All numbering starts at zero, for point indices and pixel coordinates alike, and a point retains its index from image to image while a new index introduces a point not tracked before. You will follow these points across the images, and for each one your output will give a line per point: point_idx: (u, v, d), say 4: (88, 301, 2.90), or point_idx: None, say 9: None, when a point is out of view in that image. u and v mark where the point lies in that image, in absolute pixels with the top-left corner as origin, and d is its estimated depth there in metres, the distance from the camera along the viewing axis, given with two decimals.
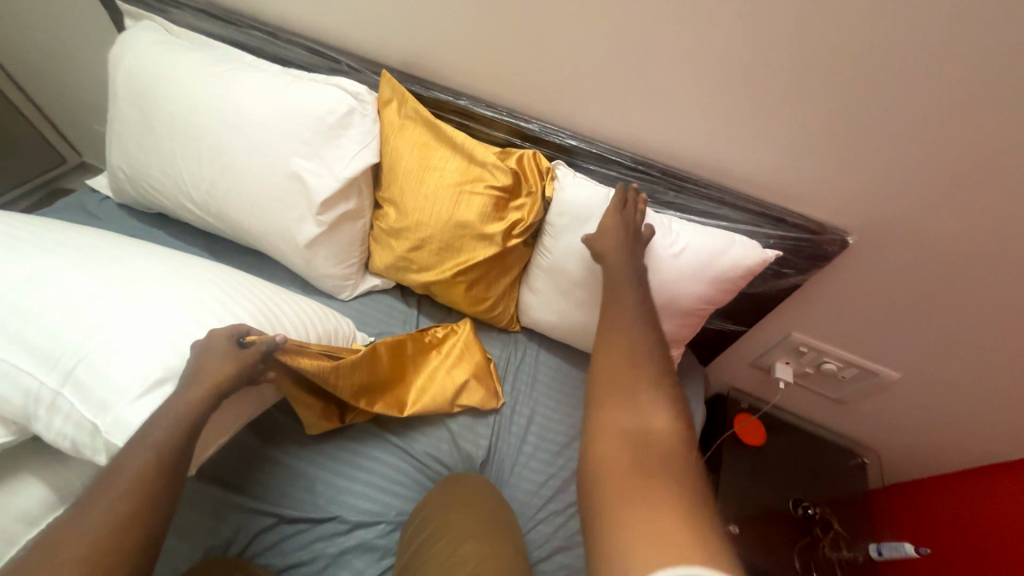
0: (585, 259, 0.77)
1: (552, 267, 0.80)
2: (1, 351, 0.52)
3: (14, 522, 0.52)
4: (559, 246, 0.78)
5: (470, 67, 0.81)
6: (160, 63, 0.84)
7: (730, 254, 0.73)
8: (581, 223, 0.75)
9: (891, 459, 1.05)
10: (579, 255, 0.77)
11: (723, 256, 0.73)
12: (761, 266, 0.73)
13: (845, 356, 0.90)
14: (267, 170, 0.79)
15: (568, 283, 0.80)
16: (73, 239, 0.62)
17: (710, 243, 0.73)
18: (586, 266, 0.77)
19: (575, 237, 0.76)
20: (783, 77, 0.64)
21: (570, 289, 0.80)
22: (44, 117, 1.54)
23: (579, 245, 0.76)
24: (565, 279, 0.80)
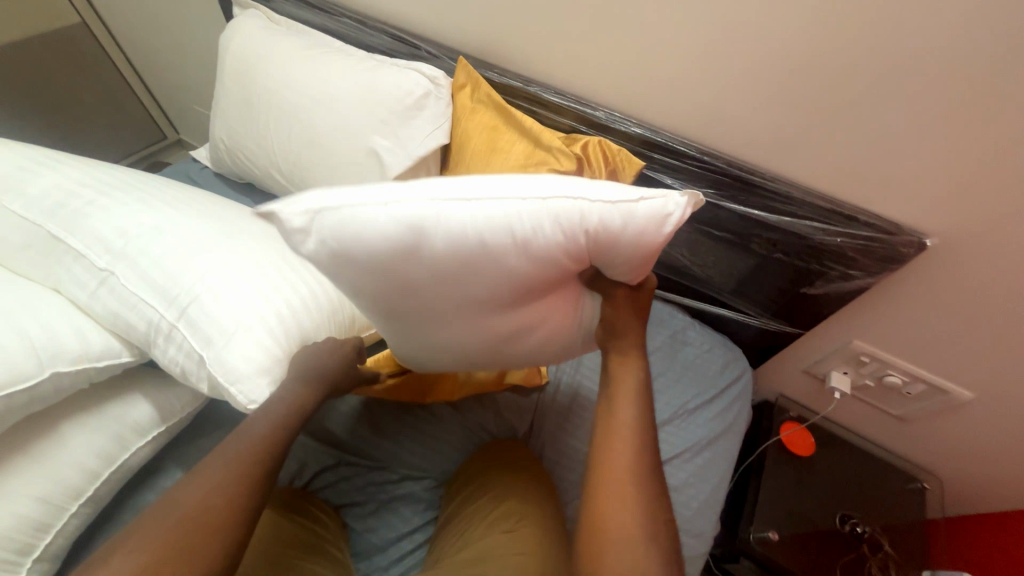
0: (503, 271, 0.45)
1: (494, 236, 0.42)
2: (130, 282, 0.60)
3: (129, 431, 0.61)
4: (556, 226, 0.43)
5: (542, 54, 0.84)
6: (263, 46, 0.93)
7: None
8: (609, 241, 0.45)
9: (956, 487, 0.97)
10: (510, 260, 0.44)
11: None
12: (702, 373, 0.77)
13: (912, 370, 0.85)
14: (346, 145, 0.86)
15: (443, 271, 0.44)
16: (189, 196, 0.71)
17: None
18: (488, 286, 0.46)
19: (564, 241, 0.44)
20: (868, 68, 0.61)
21: (423, 288, 0.45)
22: (152, 97, 1.74)
23: (529, 258, 0.44)
24: (467, 261, 0.43)
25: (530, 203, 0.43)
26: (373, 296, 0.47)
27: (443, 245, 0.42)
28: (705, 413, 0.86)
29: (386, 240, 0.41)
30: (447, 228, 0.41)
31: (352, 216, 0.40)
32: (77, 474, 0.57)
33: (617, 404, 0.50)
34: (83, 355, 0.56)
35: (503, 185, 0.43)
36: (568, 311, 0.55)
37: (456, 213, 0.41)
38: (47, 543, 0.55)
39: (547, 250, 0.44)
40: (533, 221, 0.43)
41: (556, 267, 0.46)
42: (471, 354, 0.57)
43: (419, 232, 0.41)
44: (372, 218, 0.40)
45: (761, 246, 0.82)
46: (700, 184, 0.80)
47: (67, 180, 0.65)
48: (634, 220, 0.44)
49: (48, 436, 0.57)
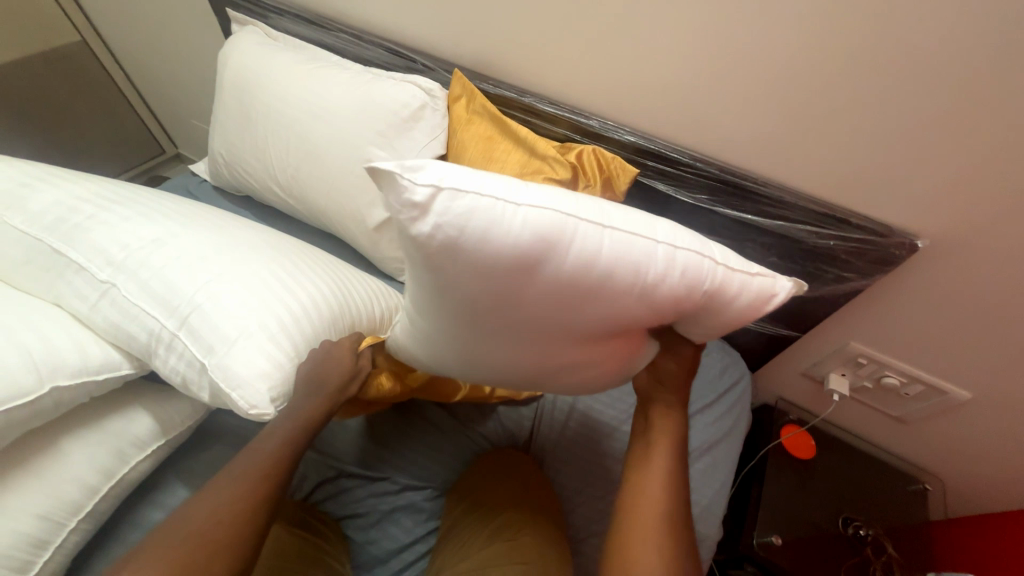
0: (608, 305, 0.44)
1: (618, 271, 0.41)
2: (131, 293, 0.60)
3: (130, 444, 0.61)
4: (682, 276, 0.43)
5: (535, 64, 0.86)
6: (260, 61, 0.95)
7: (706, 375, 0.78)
8: (714, 305, 0.46)
9: (956, 488, 0.98)
10: (623, 297, 0.43)
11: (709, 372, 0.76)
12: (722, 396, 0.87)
13: (909, 371, 0.86)
14: (344, 156, 0.87)
15: (547, 293, 0.42)
16: (190, 209, 0.72)
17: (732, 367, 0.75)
18: (586, 316, 0.45)
19: (684, 291, 0.44)
20: (855, 73, 0.63)
21: (521, 304, 0.44)
22: (151, 112, 1.75)
23: (642, 300, 0.44)
24: (581, 289, 0.42)
25: (661, 248, 0.42)
26: (462, 305, 0.45)
27: (566, 269, 0.40)
28: (705, 418, 0.86)
29: (517, 249, 0.39)
30: (578, 252, 0.40)
31: (496, 217, 0.38)
32: (76, 489, 0.57)
33: (653, 444, 0.52)
34: (84, 368, 0.56)
35: (634, 220, 0.43)
36: (636, 354, 0.55)
37: (591, 237, 0.40)
38: (46, 559, 0.55)
39: (660, 295, 0.43)
40: (662, 268, 0.42)
41: (658, 313, 0.46)
42: (529, 369, 0.55)
43: (550, 249, 0.39)
44: (513, 223, 0.38)
45: (756, 250, 0.83)
46: (694, 190, 0.81)
47: (68, 195, 0.66)
48: (746, 296, 0.45)
49: (48, 452, 0.57)
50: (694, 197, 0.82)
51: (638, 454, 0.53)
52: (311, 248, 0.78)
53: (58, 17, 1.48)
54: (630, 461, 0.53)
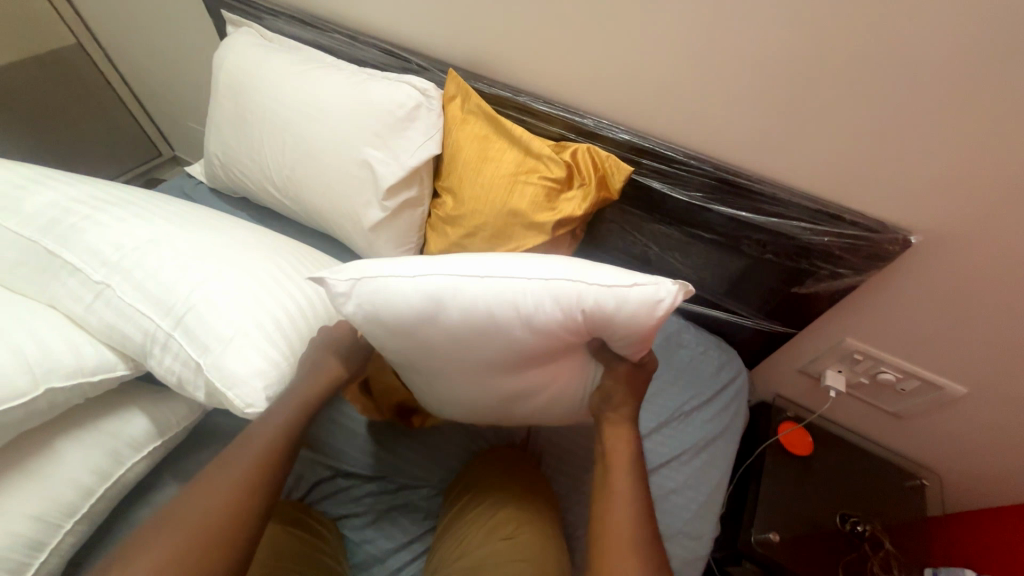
0: (508, 342, 0.49)
1: (497, 311, 0.47)
2: (126, 294, 0.60)
3: (125, 445, 0.61)
4: (554, 305, 0.47)
5: (529, 64, 0.86)
6: (254, 62, 0.95)
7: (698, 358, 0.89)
8: (601, 322, 0.48)
9: (954, 484, 0.98)
10: (514, 331, 0.48)
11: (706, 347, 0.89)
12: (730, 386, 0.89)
13: (905, 366, 0.86)
14: (338, 156, 0.87)
15: (452, 339, 0.49)
16: (184, 209, 0.72)
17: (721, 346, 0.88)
18: (500, 355, 0.50)
19: (560, 318, 0.48)
20: (848, 69, 0.63)
21: (441, 351, 0.51)
22: (147, 114, 1.75)
23: (531, 331, 0.48)
24: (475, 334, 0.49)
25: (528, 283, 0.47)
26: (397, 355, 0.54)
27: (456, 318, 0.48)
28: (700, 416, 0.86)
29: (411, 309, 0.48)
30: (460, 303, 0.47)
31: (386, 288, 0.48)
32: (71, 491, 0.56)
33: (613, 471, 0.50)
34: (79, 369, 0.56)
35: (509, 266, 0.49)
36: (570, 381, 0.56)
37: (467, 292, 0.47)
38: (42, 562, 0.55)
39: (538, 328, 0.48)
40: (534, 299, 0.47)
41: (552, 343, 0.50)
42: (493, 404, 0.58)
43: (436, 305, 0.48)
44: (402, 291, 0.48)
45: (750, 248, 0.83)
46: (689, 188, 0.81)
47: (63, 198, 0.66)
48: (622, 308, 0.47)
49: (43, 454, 0.57)
50: (689, 195, 0.82)
51: (597, 483, 0.51)
52: (307, 248, 0.78)
53: (54, 21, 1.48)
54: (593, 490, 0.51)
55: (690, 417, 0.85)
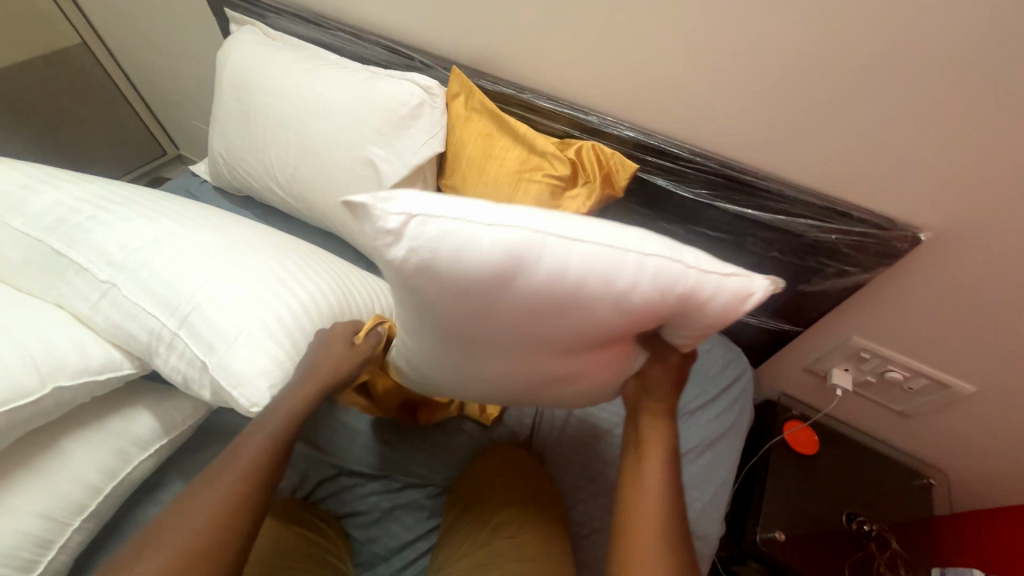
0: (585, 317, 0.43)
1: (589, 282, 0.40)
2: (131, 293, 0.60)
3: (131, 443, 0.61)
4: (651, 283, 0.41)
5: (533, 61, 0.85)
6: (258, 60, 0.95)
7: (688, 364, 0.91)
8: (690, 308, 0.43)
9: (962, 483, 0.97)
10: (597, 307, 0.42)
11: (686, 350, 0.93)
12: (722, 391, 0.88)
13: (913, 365, 0.85)
14: (342, 154, 0.87)
15: (518, 308, 0.42)
16: (188, 208, 0.72)
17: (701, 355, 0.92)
18: (564, 329, 0.45)
19: (657, 298, 0.42)
20: (857, 65, 0.62)
21: (495, 319, 0.44)
22: (151, 113, 1.75)
23: (617, 309, 0.42)
24: (552, 303, 0.42)
25: (623, 252, 0.40)
26: (441, 323, 0.46)
27: (537, 284, 0.40)
28: (706, 414, 0.86)
29: (487, 266, 0.39)
30: (548, 264, 0.39)
31: (459, 235, 0.38)
32: (78, 489, 0.57)
33: (642, 459, 0.49)
34: (85, 368, 0.57)
35: (602, 229, 0.41)
36: (616, 363, 0.53)
37: (559, 252, 0.39)
38: (50, 558, 0.55)
39: (631, 306, 0.41)
40: (631, 274, 0.40)
41: (632, 322, 0.44)
42: (525, 378, 0.55)
43: (518, 263, 0.39)
44: (480, 242, 0.38)
45: (756, 245, 0.82)
46: (694, 185, 0.81)
47: (68, 197, 0.66)
48: (719, 299, 0.42)
49: (51, 452, 0.57)
50: (694, 192, 0.81)
51: (626, 473, 0.50)
52: (312, 247, 0.79)
53: (58, 21, 1.49)
54: (621, 480, 0.50)
55: (694, 416, 0.85)
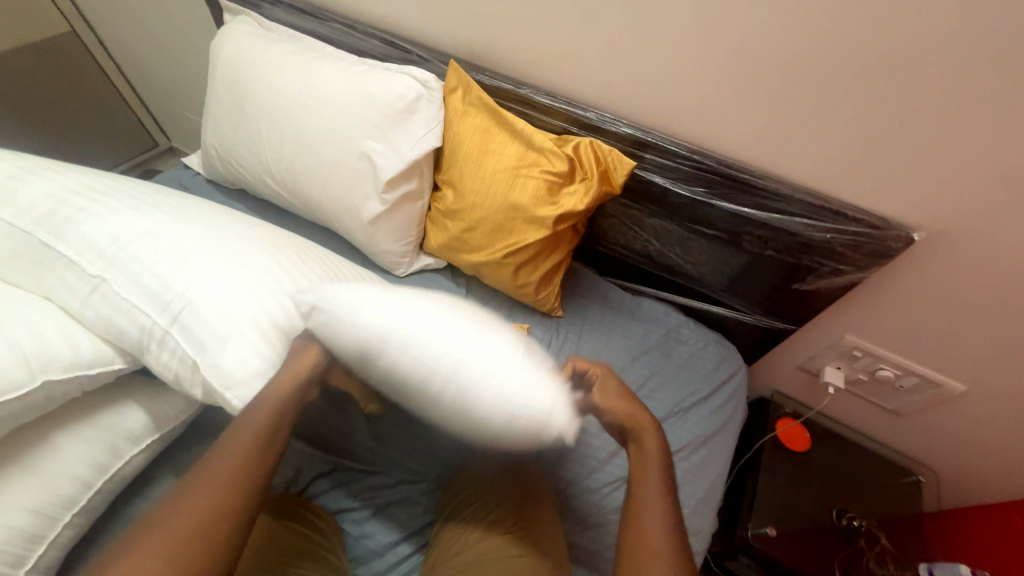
0: (426, 404, 0.58)
1: (416, 377, 0.55)
2: (122, 288, 0.59)
3: (122, 437, 0.61)
4: (458, 386, 0.54)
5: (532, 55, 0.84)
6: (251, 52, 0.93)
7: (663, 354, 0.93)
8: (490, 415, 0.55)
9: (950, 480, 0.98)
10: (428, 400, 0.57)
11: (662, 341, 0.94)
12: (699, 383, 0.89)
13: (904, 364, 0.86)
14: (337, 148, 0.86)
15: (383, 382, 0.59)
16: (181, 201, 0.71)
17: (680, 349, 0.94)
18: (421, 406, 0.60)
19: (457, 398, 0.55)
20: (854, 64, 0.62)
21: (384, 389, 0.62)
22: (143, 103, 1.73)
23: (442, 402, 0.56)
24: (398, 386, 0.58)
25: (461, 377, 0.54)
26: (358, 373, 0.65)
27: (384, 372, 0.57)
28: (700, 411, 0.86)
29: (353, 354, 0.58)
30: (389, 358, 0.56)
31: (339, 325, 0.58)
32: (68, 484, 0.56)
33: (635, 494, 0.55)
34: (76, 362, 0.56)
35: (443, 332, 0.56)
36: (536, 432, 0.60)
37: (400, 350, 0.56)
38: (40, 554, 0.54)
39: (448, 409, 0.56)
40: (443, 375, 0.55)
41: (471, 428, 0.57)
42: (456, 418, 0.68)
43: (369, 353, 0.57)
44: (349, 334, 0.57)
45: (752, 245, 0.82)
46: (691, 184, 0.81)
47: (58, 188, 0.65)
48: (510, 413, 0.54)
49: (40, 447, 0.56)
50: (690, 190, 0.81)
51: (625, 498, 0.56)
52: (306, 242, 0.78)
53: (47, 8, 1.45)
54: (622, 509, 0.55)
55: (687, 413, 0.86)
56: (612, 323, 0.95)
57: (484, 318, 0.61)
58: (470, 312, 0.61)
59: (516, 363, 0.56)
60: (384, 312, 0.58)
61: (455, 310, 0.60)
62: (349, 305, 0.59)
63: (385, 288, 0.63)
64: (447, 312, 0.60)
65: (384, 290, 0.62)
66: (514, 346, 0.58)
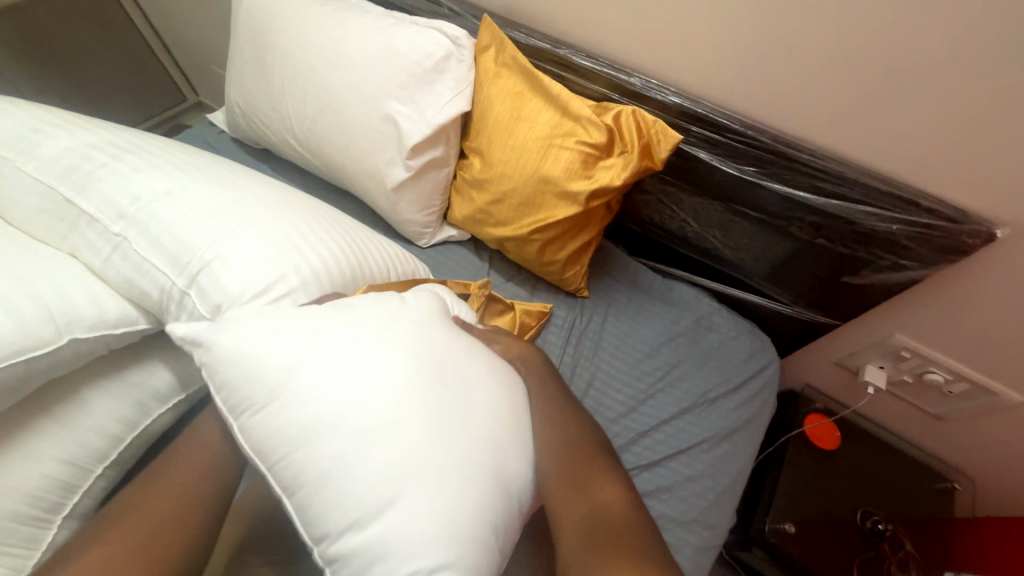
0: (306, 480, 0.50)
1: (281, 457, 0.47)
2: (144, 250, 0.58)
3: (147, 396, 0.62)
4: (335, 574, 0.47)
5: (573, 11, 0.77)
6: (275, 1, 0.88)
7: (699, 346, 0.87)
8: None
9: (986, 489, 0.93)
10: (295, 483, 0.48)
11: (697, 335, 0.89)
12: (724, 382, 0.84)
13: (957, 369, 0.80)
14: (360, 109, 0.82)
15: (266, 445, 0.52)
16: (203, 161, 0.69)
17: (717, 345, 0.88)
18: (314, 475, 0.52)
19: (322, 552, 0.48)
20: (951, 28, 0.54)
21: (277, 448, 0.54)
22: (170, 56, 1.70)
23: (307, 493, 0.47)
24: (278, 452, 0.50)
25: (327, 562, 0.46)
26: None
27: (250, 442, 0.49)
28: (726, 404, 0.82)
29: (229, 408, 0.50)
30: (258, 429, 0.48)
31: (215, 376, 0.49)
32: (97, 439, 0.58)
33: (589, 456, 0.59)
34: (102, 321, 0.56)
35: (326, 411, 0.47)
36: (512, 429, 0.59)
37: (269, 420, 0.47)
38: (74, 502, 0.57)
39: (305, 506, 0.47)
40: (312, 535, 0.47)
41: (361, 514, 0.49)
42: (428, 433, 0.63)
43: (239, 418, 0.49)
44: (222, 391, 0.49)
45: (803, 231, 0.75)
46: (742, 161, 0.73)
47: (81, 143, 0.64)
48: None
49: (71, 401, 0.58)
50: (738, 169, 0.74)
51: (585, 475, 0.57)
52: (327, 207, 0.75)
53: None
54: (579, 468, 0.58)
55: (712, 405, 0.82)
56: (640, 306, 0.91)
57: (410, 452, 0.46)
58: (374, 459, 0.45)
59: (403, 549, 0.43)
60: (274, 413, 0.48)
61: (358, 441, 0.46)
62: (240, 382, 0.48)
63: (294, 361, 0.48)
64: (347, 440, 0.46)
65: (289, 372, 0.48)
66: (411, 533, 0.44)
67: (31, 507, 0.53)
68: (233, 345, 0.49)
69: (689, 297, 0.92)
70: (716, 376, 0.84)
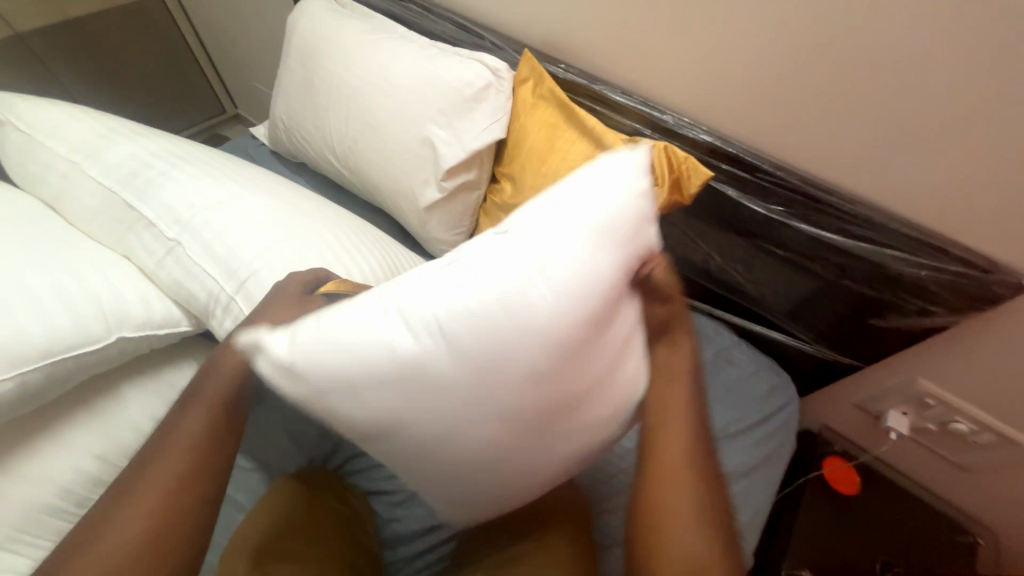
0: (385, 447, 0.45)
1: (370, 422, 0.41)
2: (194, 254, 0.61)
3: (180, 396, 0.63)
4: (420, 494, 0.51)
5: (611, 51, 0.81)
6: (327, 27, 0.94)
7: (718, 380, 0.87)
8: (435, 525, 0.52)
9: (1013, 547, 0.90)
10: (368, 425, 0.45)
11: (718, 367, 0.88)
12: (744, 417, 0.83)
13: (984, 419, 0.78)
14: (401, 130, 0.85)
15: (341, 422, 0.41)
16: (252, 173, 0.73)
17: (738, 379, 0.87)
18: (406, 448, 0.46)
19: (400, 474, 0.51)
20: (979, 87, 0.56)
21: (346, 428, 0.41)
22: (215, 71, 1.79)
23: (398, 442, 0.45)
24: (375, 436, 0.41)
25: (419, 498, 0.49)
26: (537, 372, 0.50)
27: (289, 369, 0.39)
28: (746, 440, 0.82)
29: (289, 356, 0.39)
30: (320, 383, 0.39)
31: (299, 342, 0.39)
32: (130, 435, 0.59)
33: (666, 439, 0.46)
34: (147, 322, 0.58)
35: (477, 397, 0.41)
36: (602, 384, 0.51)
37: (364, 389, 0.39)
38: None
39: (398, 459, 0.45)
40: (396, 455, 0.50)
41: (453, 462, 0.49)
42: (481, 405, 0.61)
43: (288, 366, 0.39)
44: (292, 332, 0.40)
45: (828, 271, 0.76)
46: (771, 200, 0.75)
47: (142, 150, 0.68)
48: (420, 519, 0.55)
49: (108, 396, 0.59)
50: (766, 208, 0.76)
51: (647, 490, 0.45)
52: (363, 222, 0.78)
53: None
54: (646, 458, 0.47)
55: (731, 440, 0.81)
56: None
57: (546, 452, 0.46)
58: (511, 466, 0.46)
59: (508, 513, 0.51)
60: (458, 432, 0.42)
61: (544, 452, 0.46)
62: (386, 386, 0.39)
63: (477, 369, 0.40)
64: (523, 446, 0.45)
65: (458, 352, 0.40)
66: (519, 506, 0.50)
67: (63, 499, 0.54)
68: (373, 331, 0.39)
69: (710, 330, 0.93)
70: (735, 411, 0.84)
